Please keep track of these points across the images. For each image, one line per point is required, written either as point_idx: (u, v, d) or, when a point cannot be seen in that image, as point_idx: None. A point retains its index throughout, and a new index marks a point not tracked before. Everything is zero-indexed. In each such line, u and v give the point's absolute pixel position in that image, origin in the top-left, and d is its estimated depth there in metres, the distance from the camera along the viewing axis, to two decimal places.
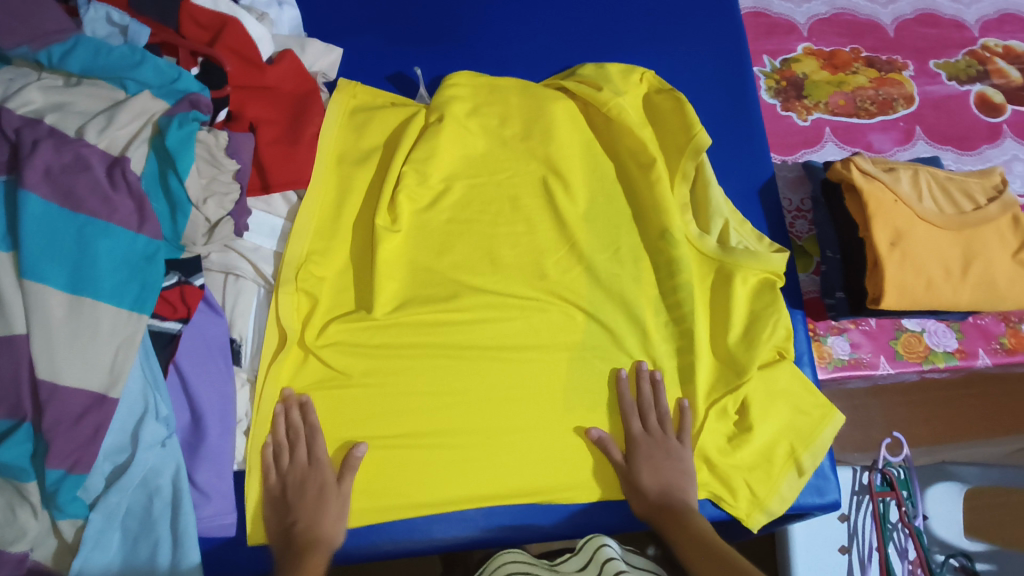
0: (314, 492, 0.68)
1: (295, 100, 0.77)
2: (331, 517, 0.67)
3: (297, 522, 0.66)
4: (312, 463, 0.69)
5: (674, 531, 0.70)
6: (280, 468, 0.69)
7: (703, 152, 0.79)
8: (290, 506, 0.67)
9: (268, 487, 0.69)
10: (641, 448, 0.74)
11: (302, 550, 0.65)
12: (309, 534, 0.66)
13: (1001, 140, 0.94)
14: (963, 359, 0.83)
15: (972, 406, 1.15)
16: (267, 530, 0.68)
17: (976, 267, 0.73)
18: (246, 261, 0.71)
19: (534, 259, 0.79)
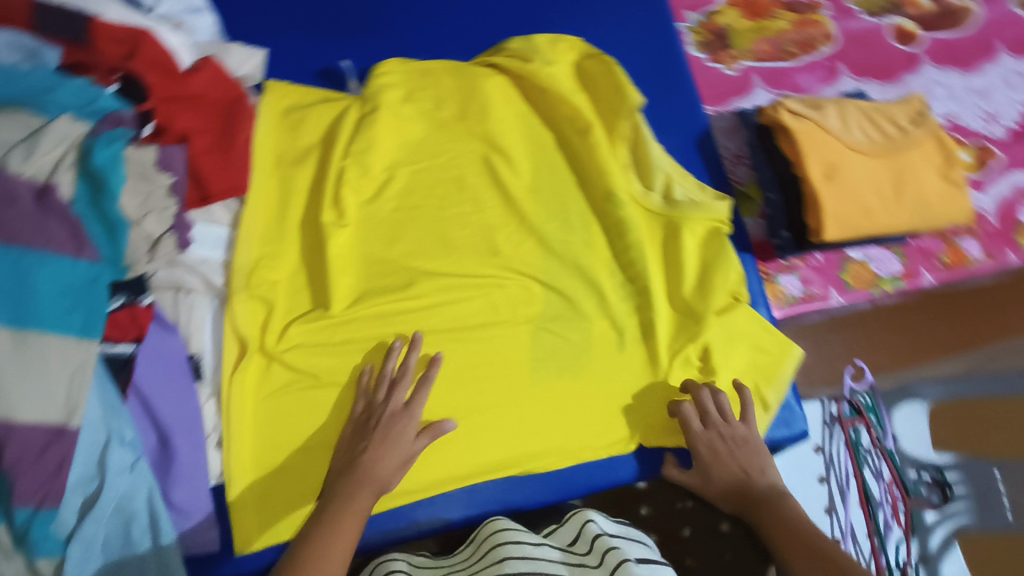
0: (394, 433, 0.69)
1: (224, 107, 0.75)
2: (391, 464, 0.68)
3: (367, 451, 0.68)
4: (407, 411, 0.70)
5: (763, 518, 0.73)
6: (374, 400, 0.71)
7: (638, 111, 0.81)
8: (366, 432, 0.69)
9: (357, 409, 0.71)
10: (704, 452, 0.75)
11: (358, 482, 0.67)
12: (369, 465, 0.68)
13: (919, 67, 0.98)
14: (909, 281, 0.87)
15: (926, 327, 1.19)
16: (338, 448, 0.70)
17: (909, 190, 0.76)
18: (194, 274, 0.70)
19: (486, 237, 0.79)
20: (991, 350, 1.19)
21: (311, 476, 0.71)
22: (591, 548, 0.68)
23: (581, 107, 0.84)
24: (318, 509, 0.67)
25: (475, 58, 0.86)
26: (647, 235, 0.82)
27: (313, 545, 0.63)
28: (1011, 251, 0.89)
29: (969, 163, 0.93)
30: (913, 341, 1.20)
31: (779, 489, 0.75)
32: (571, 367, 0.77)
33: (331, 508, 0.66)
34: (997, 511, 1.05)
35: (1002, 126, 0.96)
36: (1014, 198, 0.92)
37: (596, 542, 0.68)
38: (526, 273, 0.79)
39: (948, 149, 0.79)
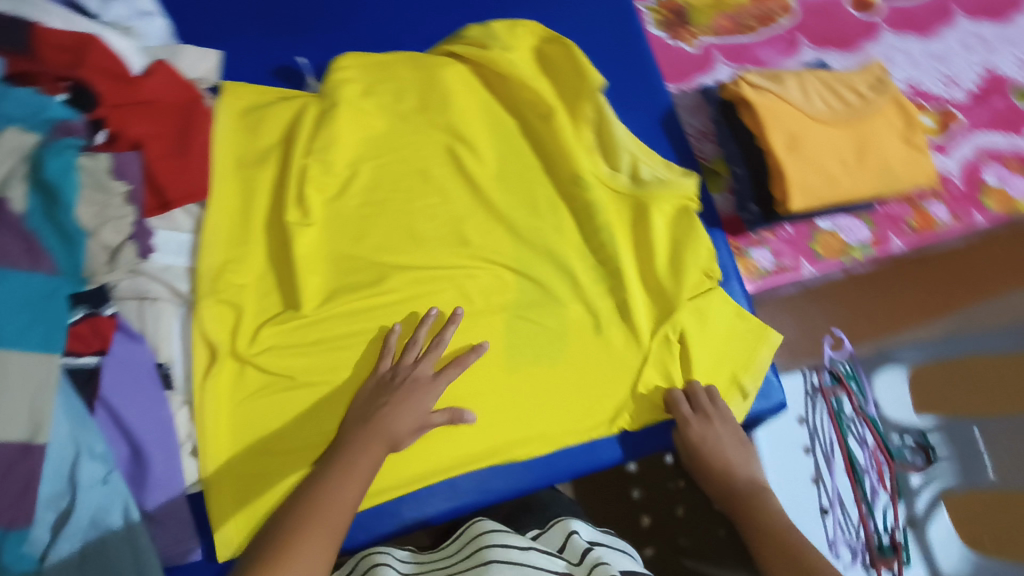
0: (416, 396, 0.70)
1: (179, 110, 0.74)
2: (407, 426, 0.69)
3: (385, 407, 0.69)
4: (432, 380, 0.71)
5: (745, 513, 0.76)
6: (402, 360, 0.72)
7: (599, 94, 0.81)
8: (389, 389, 0.70)
9: (382, 367, 0.72)
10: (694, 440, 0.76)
11: (372, 436, 0.68)
12: (385, 421, 0.68)
13: (878, 35, 0.98)
14: (878, 247, 0.87)
15: (904, 294, 1.20)
16: (358, 400, 0.71)
17: (871, 156, 0.77)
18: (158, 282, 0.69)
19: (456, 228, 0.79)
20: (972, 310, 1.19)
21: (319, 431, 0.71)
22: (580, 561, 0.70)
23: (544, 91, 0.83)
24: (328, 457, 0.68)
25: (434, 48, 0.86)
26: (617, 218, 0.81)
27: (321, 491, 0.65)
28: (976, 211, 0.90)
29: (931, 127, 0.94)
30: (892, 306, 1.20)
31: (762, 486, 0.78)
32: (549, 354, 0.77)
33: (343, 457, 0.67)
34: (979, 470, 1.04)
35: (962, 89, 0.96)
36: (977, 159, 0.93)
37: (586, 556, 0.70)
38: (497, 263, 0.78)
39: (908, 113, 0.80)
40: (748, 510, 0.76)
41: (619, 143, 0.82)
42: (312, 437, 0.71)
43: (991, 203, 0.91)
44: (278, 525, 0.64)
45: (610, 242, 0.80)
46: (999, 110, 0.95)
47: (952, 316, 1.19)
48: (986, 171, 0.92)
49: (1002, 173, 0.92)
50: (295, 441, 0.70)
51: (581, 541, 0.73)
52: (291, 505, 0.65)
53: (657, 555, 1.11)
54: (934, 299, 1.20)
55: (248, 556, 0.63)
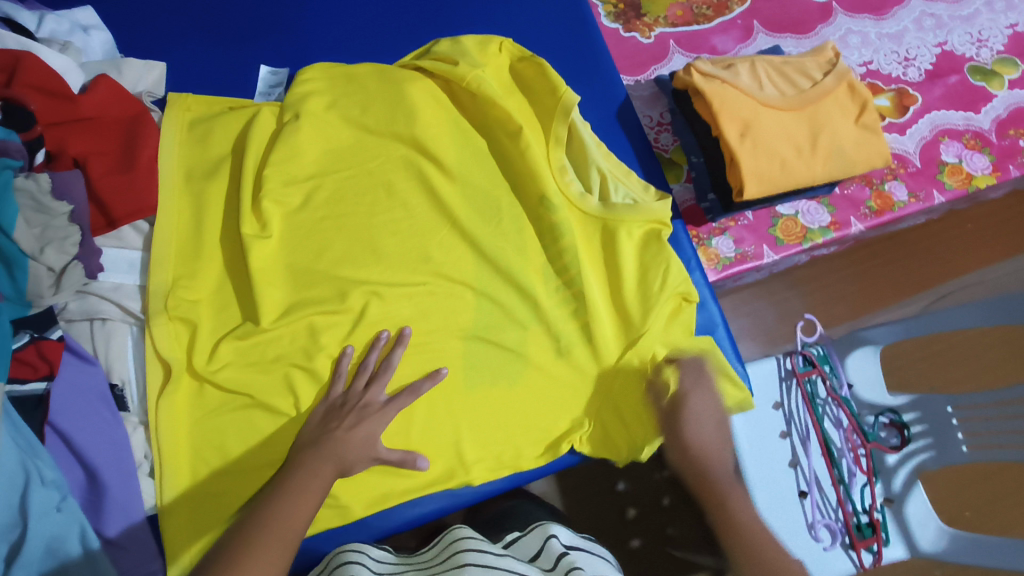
0: (369, 422, 0.70)
1: (124, 125, 0.73)
2: (357, 452, 0.69)
3: (336, 433, 0.69)
4: (385, 410, 0.71)
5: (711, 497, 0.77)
6: (353, 385, 0.71)
7: (572, 113, 0.78)
8: (340, 414, 0.70)
9: (332, 392, 0.71)
10: (687, 407, 0.75)
11: (323, 461, 0.68)
12: (337, 445, 0.68)
13: (834, 18, 0.98)
14: (838, 231, 0.87)
15: (880, 272, 1.19)
16: (308, 424, 0.70)
17: (825, 139, 0.77)
18: (109, 301, 0.68)
19: (421, 245, 0.77)
20: (944, 288, 1.19)
21: (276, 448, 0.70)
22: (552, 564, 0.70)
23: (514, 111, 0.81)
24: (277, 480, 0.68)
25: (401, 61, 0.84)
26: (586, 238, 0.79)
27: (267, 518, 0.65)
28: (936, 190, 0.90)
29: (888, 108, 0.94)
30: (866, 287, 1.19)
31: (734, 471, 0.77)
32: (515, 364, 0.76)
33: (292, 482, 0.67)
34: (953, 447, 1.01)
35: (918, 68, 0.96)
36: (935, 138, 0.93)
37: (560, 560, 0.70)
38: (460, 285, 0.77)
39: (861, 94, 0.80)
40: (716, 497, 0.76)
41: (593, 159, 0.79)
42: (273, 456, 0.70)
43: (949, 181, 0.91)
44: (221, 551, 0.64)
45: (573, 262, 0.78)
46: (954, 87, 0.96)
47: (925, 295, 1.19)
48: (944, 150, 0.92)
49: (960, 151, 0.93)
50: (253, 461, 0.70)
51: (558, 544, 0.72)
52: (235, 532, 0.65)
53: (644, 545, 1.12)
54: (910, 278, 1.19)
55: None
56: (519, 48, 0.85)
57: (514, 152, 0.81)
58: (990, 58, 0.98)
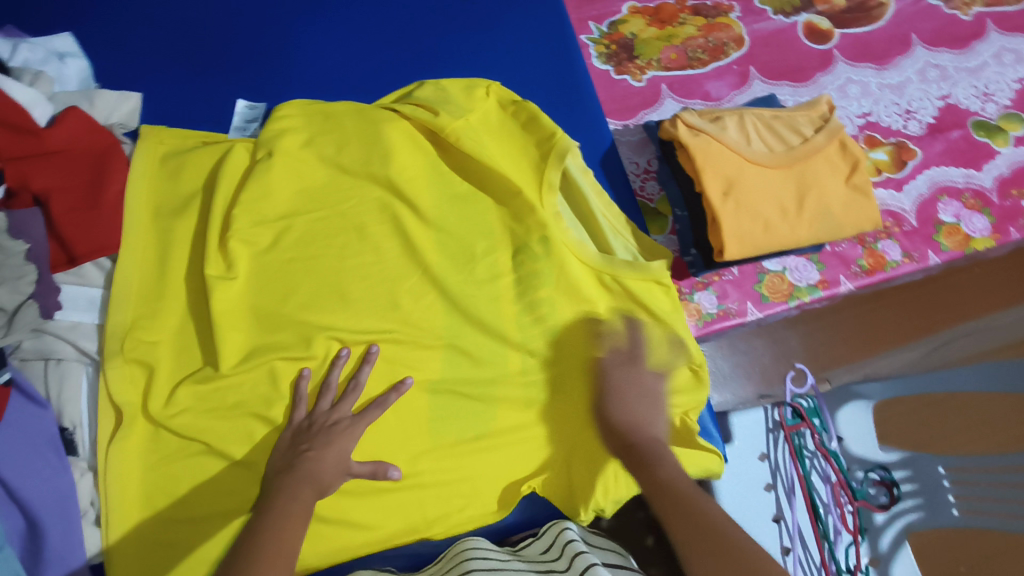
0: (339, 441, 0.67)
1: (92, 159, 0.72)
2: (333, 468, 0.66)
3: (310, 450, 0.66)
4: (360, 422, 0.69)
5: (646, 483, 0.64)
6: (317, 406, 0.69)
7: (567, 158, 0.75)
8: (308, 435, 0.67)
9: (296, 417, 0.68)
10: (613, 384, 0.71)
11: (299, 486, 0.64)
12: (310, 468, 0.65)
13: (833, 66, 0.95)
14: (826, 289, 0.84)
15: (880, 313, 1.12)
16: (278, 448, 0.67)
17: (812, 200, 0.74)
18: (65, 341, 0.67)
19: (393, 291, 0.74)
20: (944, 335, 1.12)
21: (238, 494, 0.68)
22: (563, 554, 0.72)
23: (508, 170, 0.77)
24: (255, 513, 0.63)
25: (380, 100, 0.82)
26: (561, 296, 0.74)
27: (253, 556, 0.59)
28: (931, 251, 0.87)
29: (885, 162, 0.91)
30: (858, 328, 1.13)
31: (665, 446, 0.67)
32: (482, 416, 0.74)
33: (270, 512, 0.63)
34: (941, 508, 0.95)
35: (918, 121, 0.93)
36: (932, 196, 0.90)
37: (566, 548, 0.72)
38: (429, 337, 0.74)
39: (852, 153, 0.77)
40: (644, 475, 0.64)
41: (591, 207, 0.77)
42: (232, 508, 0.68)
43: (946, 242, 0.87)
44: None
45: (550, 314, 0.74)
46: (955, 142, 0.92)
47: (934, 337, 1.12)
48: (942, 208, 0.89)
49: (959, 210, 0.89)
50: (207, 510, 0.68)
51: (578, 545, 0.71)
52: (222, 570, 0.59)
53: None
54: (913, 319, 1.12)
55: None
56: (507, 91, 0.82)
57: (496, 197, 0.78)
58: (995, 113, 0.95)
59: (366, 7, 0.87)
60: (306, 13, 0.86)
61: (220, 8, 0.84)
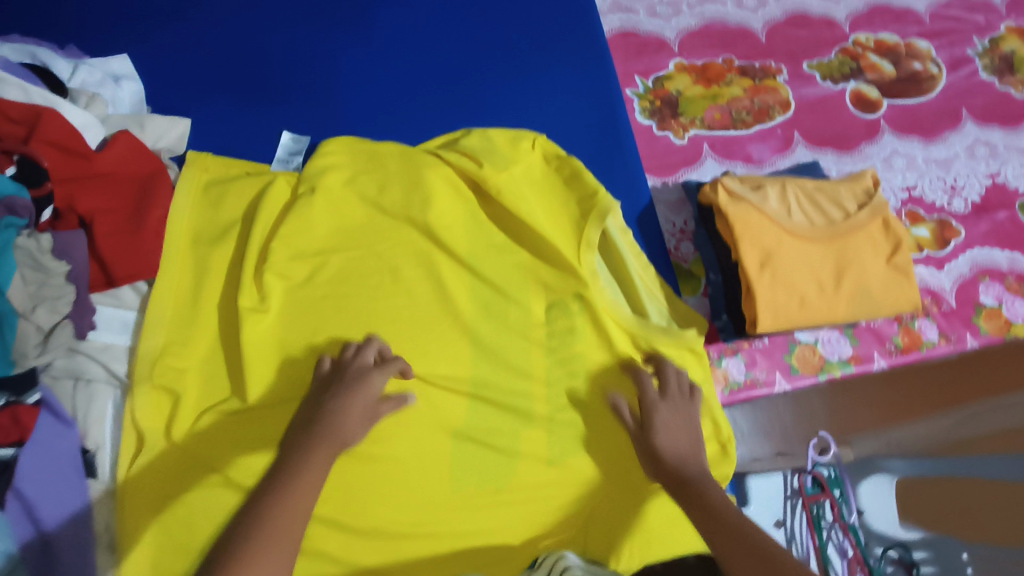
0: (363, 388, 0.67)
1: (138, 183, 0.74)
2: (356, 417, 0.66)
3: (333, 401, 0.66)
4: (384, 371, 0.68)
5: (695, 508, 0.63)
6: (342, 355, 0.70)
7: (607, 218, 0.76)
8: (332, 386, 0.67)
9: (320, 373, 0.69)
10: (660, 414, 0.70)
11: (321, 437, 0.63)
12: (333, 417, 0.65)
13: (879, 136, 0.94)
14: (859, 365, 0.82)
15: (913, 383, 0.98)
16: (303, 406, 0.67)
17: (850, 278, 0.73)
18: (96, 362, 0.68)
19: (422, 336, 0.74)
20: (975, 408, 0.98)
21: None
22: None
23: (543, 223, 0.77)
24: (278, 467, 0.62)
25: (424, 144, 0.82)
26: (594, 354, 0.76)
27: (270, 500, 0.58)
28: (969, 333, 0.85)
29: (927, 239, 0.89)
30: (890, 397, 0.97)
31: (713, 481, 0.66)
32: (504, 469, 0.72)
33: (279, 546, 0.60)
34: None
35: (964, 199, 0.92)
36: (974, 277, 0.88)
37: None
38: (454, 385, 0.73)
39: (895, 233, 0.76)
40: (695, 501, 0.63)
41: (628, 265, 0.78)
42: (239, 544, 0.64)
43: (986, 325, 0.85)
44: (222, 548, 0.55)
45: (580, 368, 0.75)
46: (1001, 224, 0.90)
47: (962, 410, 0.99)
48: (983, 291, 0.87)
49: (1001, 293, 0.87)
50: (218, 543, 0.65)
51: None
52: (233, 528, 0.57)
53: None
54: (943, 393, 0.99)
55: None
56: (552, 145, 0.83)
57: (532, 247, 0.78)
58: None
59: (415, 48, 0.88)
60: (357, 50, 0.87)
61: (272, 41, 0.86)
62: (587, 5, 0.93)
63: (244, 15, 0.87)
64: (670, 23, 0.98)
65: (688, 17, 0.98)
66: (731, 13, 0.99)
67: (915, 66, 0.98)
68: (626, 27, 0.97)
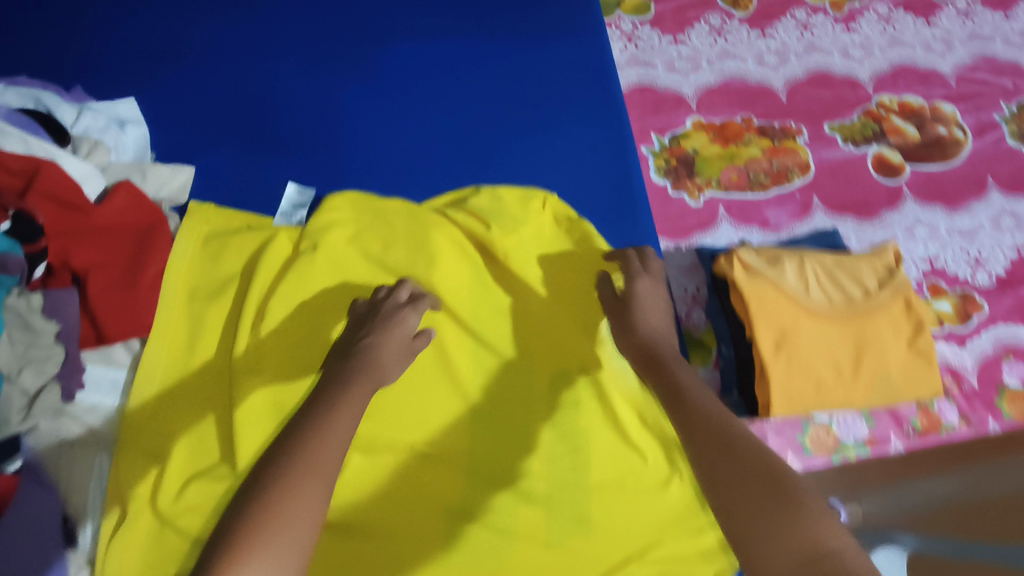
0: (396, 324, 0.65)
1: (135, 235, 0.72)
2: (393, 353, 0.63)
3: (366, 336, 0.64)
4: (419, 311, 0.67)
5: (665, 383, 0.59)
6: (376, 297, 0.69)
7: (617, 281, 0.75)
8: (368, 324, 0.66)
9: (355, 309, 0.69)
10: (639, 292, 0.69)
11: (362, 370, 0.60)
12: (371, 350, 0.62)
13: (901, 204, 0.91)
14: (874, 447, 0.80)
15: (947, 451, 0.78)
16: (338, 344, 0.66)
17: (869, 361, 0.70)
18: (82, 423, 0.66)
19: (420, 405, 0.71)
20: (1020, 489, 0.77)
21: None
22: None
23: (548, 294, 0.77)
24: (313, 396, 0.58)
25: (432, 202, 0.80)
26: (600, 430, 0.73)
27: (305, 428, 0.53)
28: (992, 417, 0.81)
29: (949, 313, 0.86)
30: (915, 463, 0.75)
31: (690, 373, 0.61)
32: (500, 551, 0.67)
33: None
34: None
35: (988, 273, 0.88)
36: (996, 356, 0.84)
37: None
38: (451, 457, 0.70)
39: (917, 314, 0.73)
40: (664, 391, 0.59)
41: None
42: None
43: (1009, 409, 0.81)
44: (255, 486, 0.50)
45: (585, 446, 0.72)
46: None
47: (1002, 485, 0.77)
48: (1007, 371, 0.83)
49: None
50: None
51: None
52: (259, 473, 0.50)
53: None
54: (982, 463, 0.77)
55: (208, 551, 0.46)
56: (563, 205, 0.81)
57: (538, 316, 0.76)
58: None
59: (426, 101, 0.86)
60: (367, 99, 0.85)
61: (280, 88, 0.84)
62: (604, 60, 0.90)
63: (254, 60, 0.85)
64: (689, 79, 0.96)
65: (706, 74, 0.96)
66: (750, 71, 0.96)
67: (939, 130, 0.95)
68: (643, 82, 0.95)
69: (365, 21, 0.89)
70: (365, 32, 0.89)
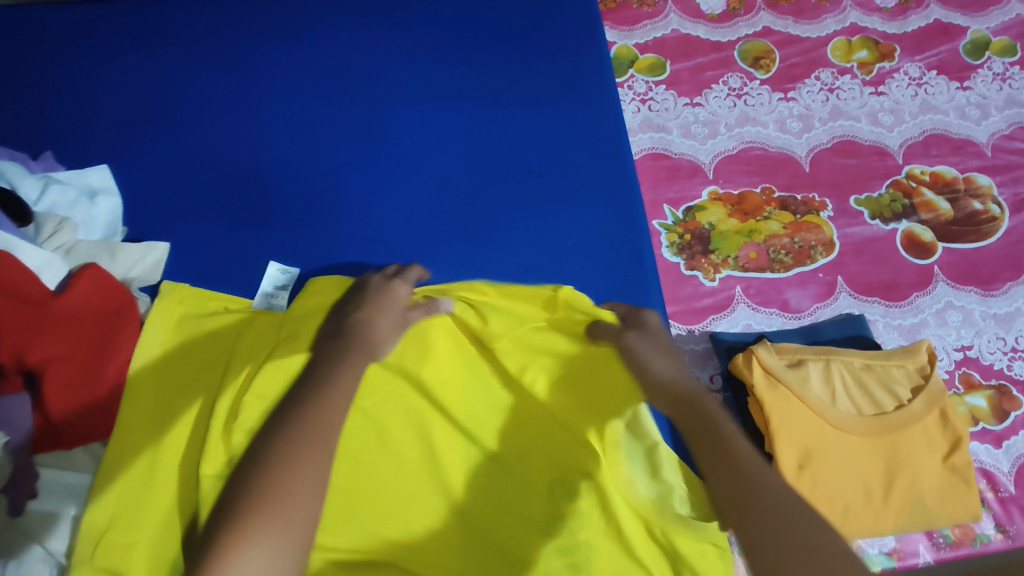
0: (386, 300, 0.68)
1: (103, 319, 0.65)
2: (385, 326, 0.66)
3: (356, 312, 0.66)
4: (406, 281, 0.71)
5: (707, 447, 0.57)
6: (368, 279, 0.71)
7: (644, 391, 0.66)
8: (356, 299, 0.68)
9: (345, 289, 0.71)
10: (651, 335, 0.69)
11: (353, 344, 0.62)
12: (363, 324, 0.65)
13: (932, 286, 0.84)
14: (901, 561, 0.72)
15: None
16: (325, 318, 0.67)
17: (901, 484, 0.67)
18: (32, 537, 0.56)
19: (405, 516, 0.62)
20: None
21: None
22: None
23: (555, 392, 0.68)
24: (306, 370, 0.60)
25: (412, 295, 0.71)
26: (603, 546, 0.61)
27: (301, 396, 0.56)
28: None
29: (984, 409, 0.79)
30: None
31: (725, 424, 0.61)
32: None
33: None
34: None
35: None
36: None
37: None
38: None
39: (954, 427, 0.69)
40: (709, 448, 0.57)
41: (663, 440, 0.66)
42: None
43: None
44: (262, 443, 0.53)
45: (584, 564, 0.59)
46: None
47: None
48: None
49: None
50: None
51: None
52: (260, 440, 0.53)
53: None
54: None
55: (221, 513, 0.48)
56: (577, 295, 0.71)
57: (542, 414, 0.68)
58: None
59: (422, 170, 0.80)
60: (358, 164, 0.79)
61: (266, 153, 0.78)
62: (617, 124, 0.84)
63: (239, 121, 0.79)
64: (705, 146, 0.90)
65: (725, 140, 0.90)
66: (771, 138, 0.91)
67: (975, 205, 0.89)
68: (657, 148, 0.89)
69: (358, 77, 0.83)
70: (360, 90, 0.82)
